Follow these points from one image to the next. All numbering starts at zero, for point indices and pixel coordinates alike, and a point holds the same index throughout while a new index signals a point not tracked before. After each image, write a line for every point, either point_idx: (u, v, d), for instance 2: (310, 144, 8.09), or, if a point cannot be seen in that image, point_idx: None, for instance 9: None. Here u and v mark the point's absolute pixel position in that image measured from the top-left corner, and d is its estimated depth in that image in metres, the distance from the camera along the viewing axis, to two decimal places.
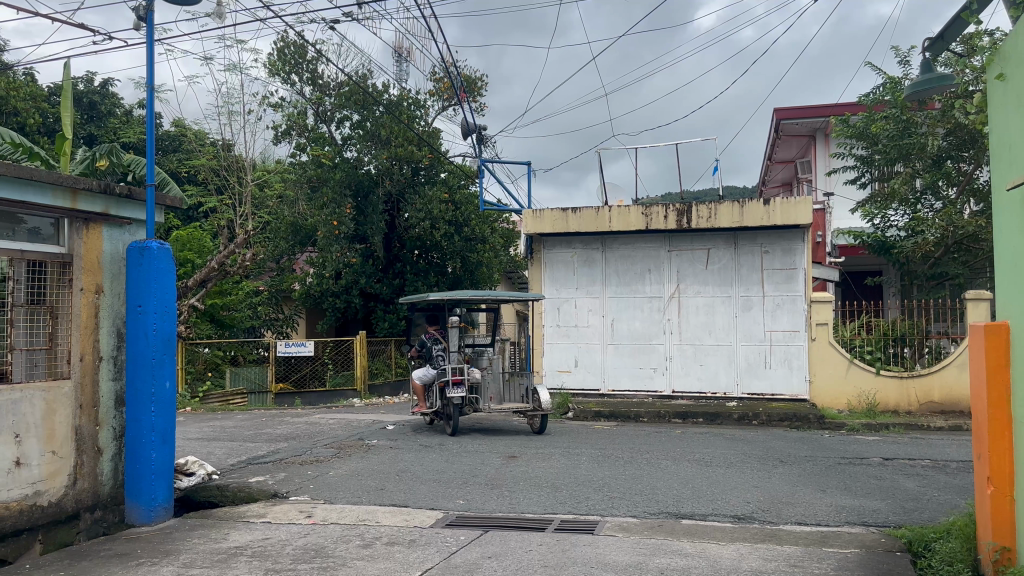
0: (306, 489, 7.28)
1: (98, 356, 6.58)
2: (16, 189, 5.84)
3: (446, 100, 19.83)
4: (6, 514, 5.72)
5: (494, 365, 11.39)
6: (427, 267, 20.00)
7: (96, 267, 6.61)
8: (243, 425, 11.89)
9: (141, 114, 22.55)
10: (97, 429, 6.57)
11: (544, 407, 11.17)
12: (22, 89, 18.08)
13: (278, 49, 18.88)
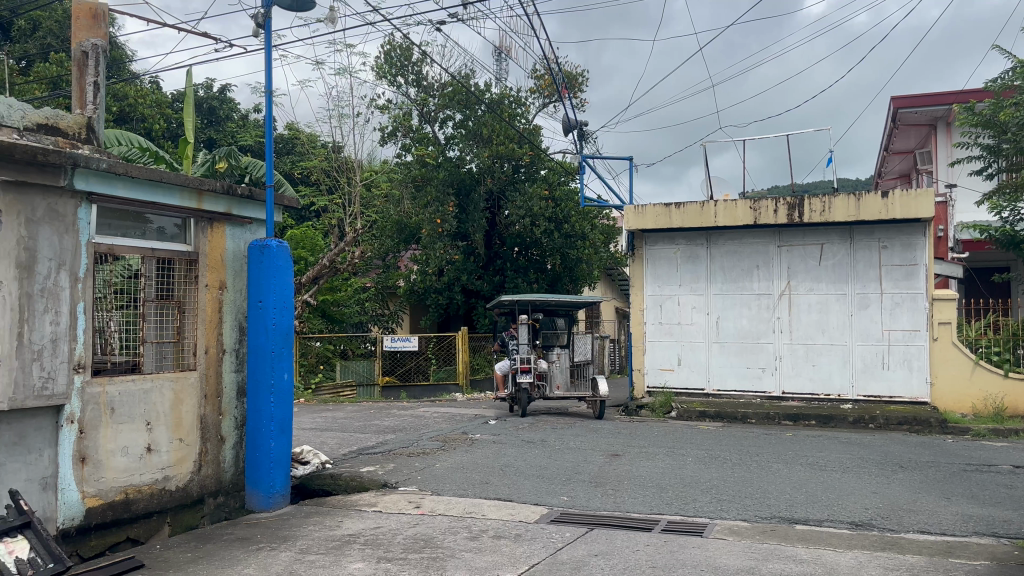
0: (413, 480, 7.45)
1: (222, 348, 6.93)
2: (147, 191, 6.23)
3: (547, 97, 19.84)
4: (139, 496, 6.11)
5: (562, 359, 13.49)
6: (527, 264, 19.99)
7: (220, 265, 6.96)
8: (352, 416, 12.27)
9: (256, 118, 23.55)
10: (220, 418, 6.92)
11: (602, 393, 13.11)
12: (149, 97, 19.17)
13: (385, 52, 19.37)
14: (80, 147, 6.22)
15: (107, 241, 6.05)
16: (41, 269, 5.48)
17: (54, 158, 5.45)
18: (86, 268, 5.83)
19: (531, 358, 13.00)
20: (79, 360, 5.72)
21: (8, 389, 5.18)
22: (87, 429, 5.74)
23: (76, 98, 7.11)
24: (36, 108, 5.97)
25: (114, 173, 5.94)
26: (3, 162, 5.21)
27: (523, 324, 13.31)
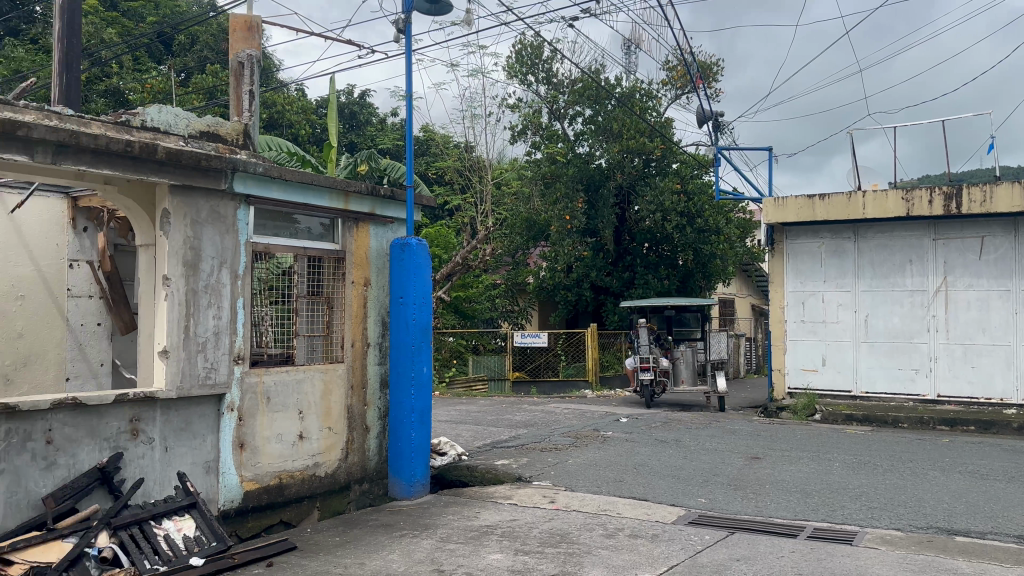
0: (548, 474, 7.50)
1: (367, 342, 7.24)
2: (299, 193, 6.60)
3: (679, 89, 19.47)
4: (292, 482, 6.46)
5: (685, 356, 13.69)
6: (657, 260, 19.57)
7: (365, 262, 7.28)
8: (485, 410, 12.49)
9: (393, 121, 24.36)
10: (365, 408, 7.23)
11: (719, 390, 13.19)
12: (295, 104, 20.20)
13: (516, 51, 19.59)
14: (239, 152, 6.65)
15: (263, 241, 6.46)
16: (205, 267, 5.94)
17: (215, 162, 5.87)
18: (244, 265, 6.25)
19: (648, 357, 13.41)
20: (238, 351, 6.15)
21: (176, 378, 5.67)
22: (246, 416, 6.15)
23: (233, 105, 7.50)
24: (199, 117, 6.41)
25: (269, 176, 6.32)
26: (173, 168, 5.69)
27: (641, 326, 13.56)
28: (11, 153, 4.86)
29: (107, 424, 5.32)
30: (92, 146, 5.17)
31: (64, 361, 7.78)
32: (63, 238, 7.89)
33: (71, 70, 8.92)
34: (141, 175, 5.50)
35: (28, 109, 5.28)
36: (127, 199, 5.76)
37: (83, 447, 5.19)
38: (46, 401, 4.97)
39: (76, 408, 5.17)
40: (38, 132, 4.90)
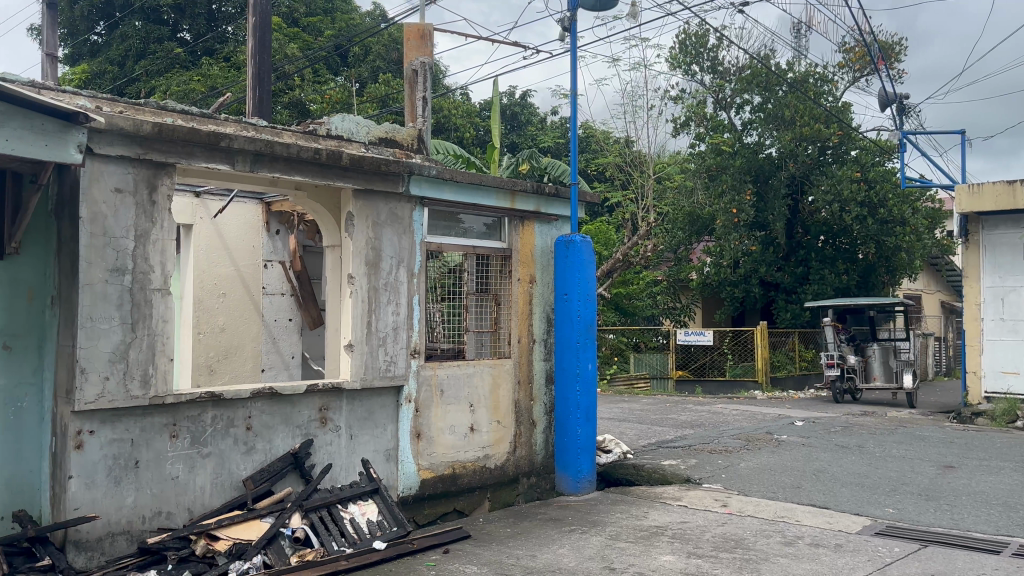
0: (719, 477, 7.31)
1: (532, 339, 7.43)
2: (470, 194, 6.90)
3: (857, 71, 18.38)
4: (464, 472, 6.83)
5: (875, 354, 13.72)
6: (835, 254, 18.58)
7: (530, 260, 7.45)
8: (649, 409, 12.33)
9: (554, 120, 24.52)
10: (532, 403, 7.43)
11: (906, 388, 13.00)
12: (460, 108, 20.76)
13: (679, 41, 19.21)
14: (414, 156, 6.96)
15: (436, 241, 6.86)
16: (385, 266, 6.41)
17: (394, 167, 6.32)
18: (419, 264, 6.68)
19: (832, 354, 13.79)
20: (416, 346, 6.60)
21: (360, 370, 6.20)
22: (422, 408, 6.60)
23: (408, 112, 8.11)
24: (377, 123, 6.79)
25: (442, 178, 6.68)
26: (356, 173, 6.19)
27: (826, 326, 14.10)
28: (215, 162, 5.45)
29: (299, 413, 5.92)
30: (285, 154, 5.71)
31: (260, 354, 8.51)
32: (259, 240, 8.58)
33: (263, 84, 9.65)
34: (328, 180, 6.03)
35: (228, 122, 5.88)
36: (316, 204, 6.30)
37: (277, 434, 5.81)
38: (247, 390, 5.60)
39: (272, 397, 5.77)
40: (238, 142, 5.47)
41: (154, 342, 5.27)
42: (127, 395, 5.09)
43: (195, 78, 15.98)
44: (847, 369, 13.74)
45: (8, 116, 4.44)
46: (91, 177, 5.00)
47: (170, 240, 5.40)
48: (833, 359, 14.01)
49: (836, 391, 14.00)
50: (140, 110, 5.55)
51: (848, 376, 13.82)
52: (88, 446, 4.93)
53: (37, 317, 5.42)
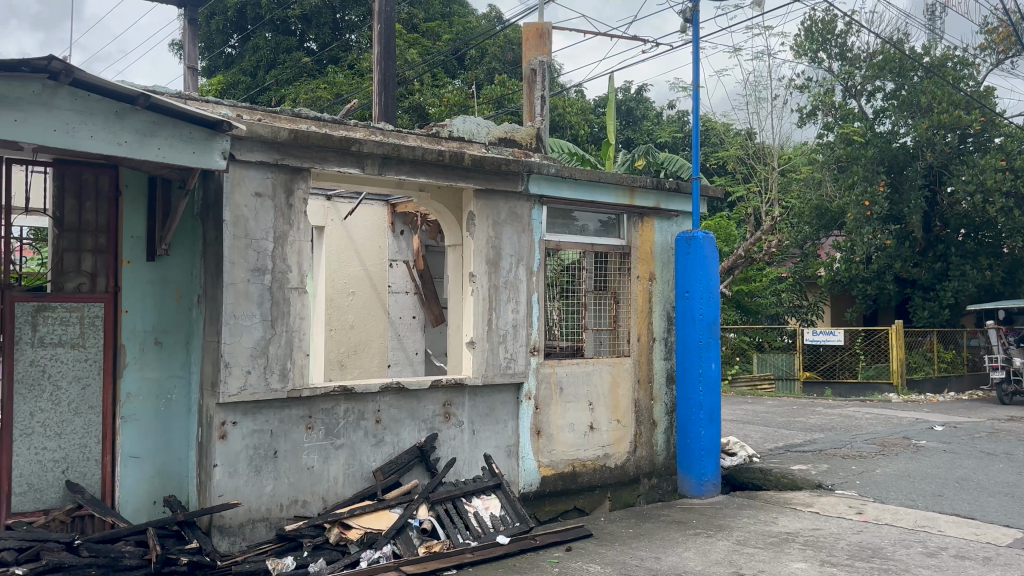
0: (852, 483, 7.00)
1: (652, 337, 7.36)
2: (589, 192, 6.92)
3: (1002, 52, 17.15)
4: (584, 471, 6.86)
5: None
6: (977, 249, 17.38)
7: (650, 257, 7.38)
8: (775, 411, 11.93)
9: (672, 115, 24.10)
10: (652, 403, 7.37)
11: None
12: (576, 106, 20.68)
13: (805, 28, 18.56)
14: (533, 155, 7.04)
15: (555, 239, 6.90)
16: (505, 264, 6.50)
17: (514, 166, 6.41)
18: (538, 262, 6.74)
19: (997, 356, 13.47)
20: (535, 343, 6.68)
21: (481, 366, 6.33)
22: (542, 405, 6.69)
23: (527, 111, 8.08)
24: (497, 124, 6.92)
25: (561, 176, 6.74)
26: (478, 173, 6.31)
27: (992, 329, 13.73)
28: (346, 166, 5.73)
29: (423, 407, 6.16)
30: (411, 156, 5.93)
31: (386, 350, 9.00)
32: (384, 240, 9.03)
33: (387, 90, 9.94)
34: (451, 181, 6.19)
35: (357, 127, 6.15)
36: (439, 204, 6.44)
37: (405, 428, 6.08)
38: (376, 385, 5.88)
39: (399, 392, 6.04)
40: (367, 146, 5.72)
41: (291, 339, 5.59)
42: (268, 388, 5.43)
43: (322, 86, 16.61)
44: (1013, 373, 13.34)
45: (160, 125, 4.78)
46: (233, 182, 5.33)
47: (306, 241, 5.70)
48: (1000, 362, 13.64)
49: (1004, 395, 13.61)
50: (277, 118, 5.87)
51: (1015, 380, 13.41)
52: (231, 436, 5.30)
53: (185, 314, 5.81)
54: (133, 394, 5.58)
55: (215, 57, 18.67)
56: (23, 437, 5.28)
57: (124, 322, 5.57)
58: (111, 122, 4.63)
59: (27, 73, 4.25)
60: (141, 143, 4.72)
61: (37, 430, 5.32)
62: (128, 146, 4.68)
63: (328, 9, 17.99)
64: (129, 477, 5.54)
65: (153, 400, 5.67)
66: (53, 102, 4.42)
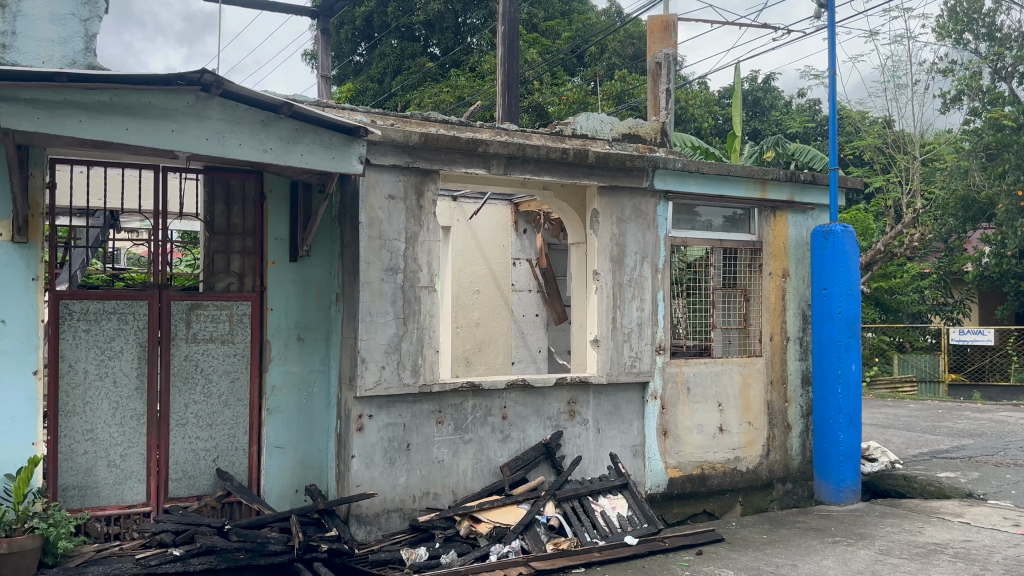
0: (1007, 494, 6.54)
1: (786, 336, 7.12)
2: (717, 186, 6.78)
3: None
4: (714, 473, 6.72)
5: None
6: None
7: (784, 253, 7.14)
8: (918, 415, 11.27)
9: (802, 103, 23.19)
10: (786, 405, 7.12)
11: None
12: (699, 98, 20.23)
13: (949, 8, 17.44)
14: (658, 151, 6.95)
15: (681, 235, 6.79)
16: (629, 261, 6.44)
17: (639, 162, 6.34)
18: (664, 259, 6.65)
19: None
20: (661, 342, 6.59)
21: (606, 364, 6.30)
22: (669, 405, 6.60)
23: (651, 105, 7.89)
24: (621, 120, 6.86)
25: (688, 171, 6.62)
26: (603, 170, 6.28)
27: None
28: (473, 166, 5.84)
29: (549, 405, 6.19)
30: (536, 155, 5.98)
31: (511, 348, 9.15)
32: (508, 239, 9.18)
33: (511, 91, 10.04)
34: (575, 178, 6.19)
35: (483, 128, 6.24)
36: (561, 202, 6.49)
37: (531, 425, 6.13)
38: (503, 381, 5.97)
39: (525, 389, 6.10)
40: (493, 147, 5.82)
41: (422, 335, 5.73)
42: (401, 383, 5.61)
43: (445, 89, 16.95)
44: None
45: (301, 132, 5.04)
46: (368, 185, 5.54)
47: (435, 241, 5.84)
48: None
49: None
50: (407, 122, 6.04)
51: None
52: (367, 429, 5.51)
53: (324, 312, 6.11)
54: (278, 387, 5.90)
55: (344, 65, 19.36)
56: (178, 427, 5.67)
57: (269, 320, 5.89)
58: (258, 131, 4.91)
59: (183, 87, 4.58)
60: (285, 150, 4.99)
61: (191, 421, 5.70)
62: (272, 153, 4.96)
63: (450, 14, 18.27)
64: (274, 465, 5.88)
65: (296, 393, 5.98)
66: (205, 112, 4.74)
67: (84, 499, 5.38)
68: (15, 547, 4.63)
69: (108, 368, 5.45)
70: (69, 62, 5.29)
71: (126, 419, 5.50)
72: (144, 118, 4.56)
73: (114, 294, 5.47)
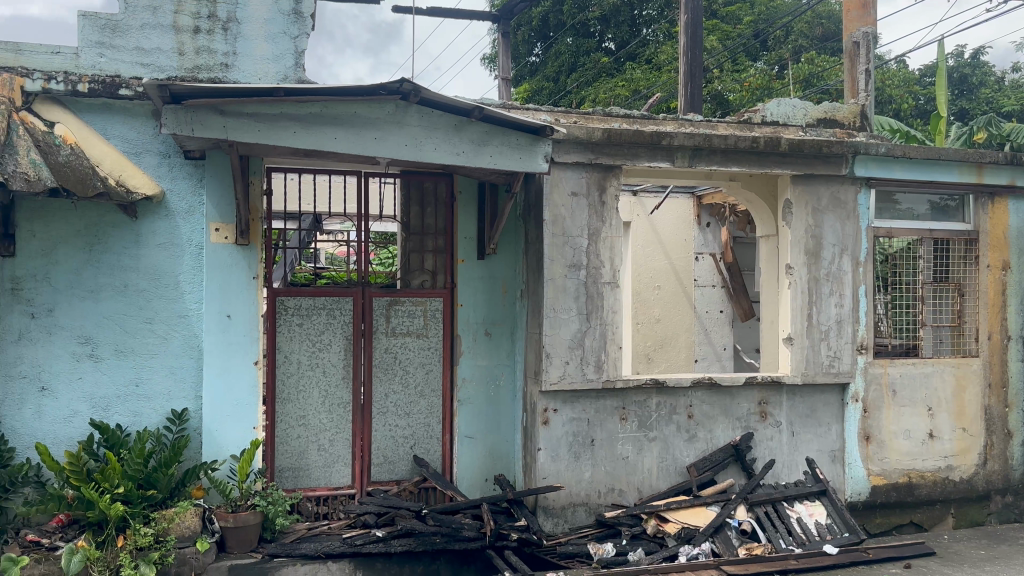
0: None
1: (1007, 335, 6.51)
2: (925, 171, 6.29)
3: None
4: (923, 482, 6.23)
5: None
6: None
7: (1003, 243, 6.54)
8: None
9: (1018, 77, 20.96)
10: (1007, 410, 6.48)
11: None
12: (896, 77, 18.80)
13: None
14: (857, 136, 6.53)
15: (885, 225, 6.33)
16: (826, 255, 6.10)
17: (837, 148, 5.98)
18: (866, 252, 6.23)
19: None
20: (862, 341, 6.19)
21: (801, 363, 5.99)
22: (872, 408, 6.18)
23: (849, 87, 7.53)
24: (816, 104, 6.51)
25: (892, 156, 6.17)
26: (796, 159, 5.99)
27: None
28: (657, 160, 5.76)
29: (738, 405, 5.98)
30: (723, 146, 5.80)
31: (693, 345, 9.08)
32: (690, 233, 9.09)
33: (694, 80, 9.81)
34: (766, 168, 5.94)
35: (667, 120, 6.12)
36: (749, 192, 6.26)
37: (719, 425, 5.95)
38: (689, 379, 5.83)
39: (712, 388, 5.93)
40: (678, 139, 5.72)
41: (605, 331, 5.71)
42: (585, 379, 5.62)
43: (621, 83, 16.82)
44: None
45: (491, 134, 5.17)
46: (553, 183, 5.59)
47: (618, 236, 5.78)
48: None
49: None
50: (590, 118, 6.04)
51: None
52: (553, 423, 5.58)
53: (510, 307, 6.24)
54: (468, 379, 6.10)
55: (521, 66, 19.67)
56: (379, 415, 6.00)
57: (459, 315, 6.10)
58: (451, 135, 5.10)
59: (384, 96, 4.83)
60: (475, 152, 5.14)
61: (390, 410, 6.02)
62: (464, 155, 5.12)
63: (626, 7, 18.07)
64: (464, 455, 6.08)
65: (485, 385, 6.16)
66: (404, 119, 4.98)
67: (297, 480, 5.82)
68: (239, 522, 5.12)
69: (318, 359, 5.87)
70: (281, 78, 5.73)
71: (334, 407, 5.90)
72: (349, 127, 4.87)
73: (323, 291, 5.86)
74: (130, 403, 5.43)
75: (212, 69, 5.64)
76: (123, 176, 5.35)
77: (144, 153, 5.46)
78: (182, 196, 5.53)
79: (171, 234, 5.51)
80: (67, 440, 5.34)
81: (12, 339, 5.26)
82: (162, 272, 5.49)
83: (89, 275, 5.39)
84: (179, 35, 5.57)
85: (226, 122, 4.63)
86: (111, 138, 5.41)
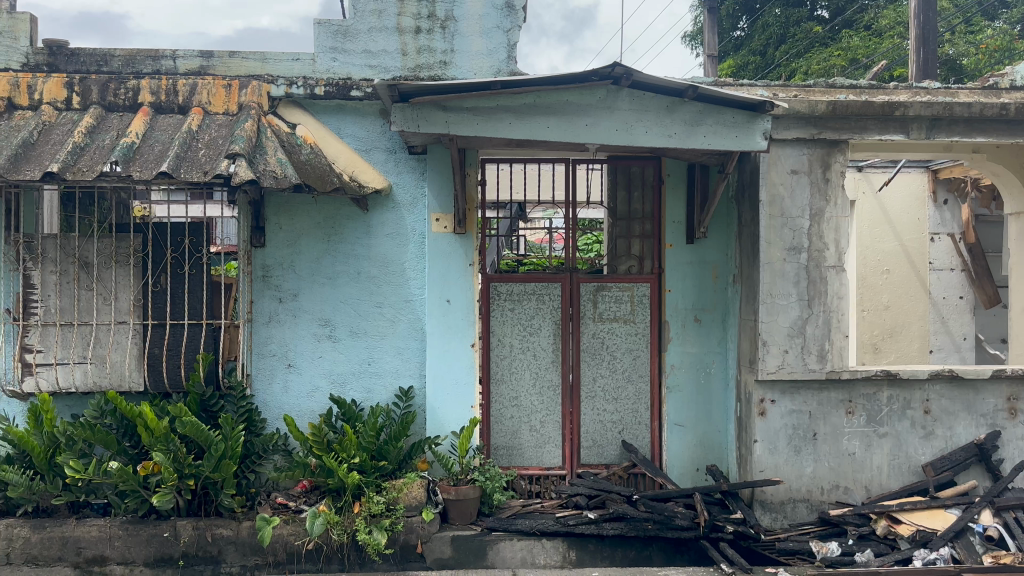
0: None
1: None
2: None
3: None
4: None
5: None
6: None
7: None
8: None
9: None
10: None
11: None
12: None
13: None
14: None
15: None
16: None
17: None
18: None
19: None
20: None
21: None
22: None
23: None
24: None
25: None
26: None
27: None
28: (889, 133, 5.38)
29: (983, 401, 5.49)
30: (966, 114, 5.34)
31: (929, 335, 8.56)
32: (924, 212, 8.55)
33: (927, 45, 9.02)
34: (1017, 136, 5.40)
35: (899, 89, 5.58)
36: (996, 165, 5.72)
37: (960, 422, 5.48)
38: (925, 371, 5.40)
39: (952, 380, 5.45)
40: (914, 109, 5.32)
41: (829, 319, 5.41)
42: (805, 368, 5.36)
43: (837, 53, 15.78)
44: None
45: (705, 114, 5.02)
46: (771, 161, 5.36)
47: (845, 216, 5.42)
48: None
49: None
50: (810, 90, 5.69)
51: None
52: (771, 414, 5.37)
53: (722, 293, 6.06)
54: (677, 365, 6.01)
55: (724, 42, 18.84)
56: (588, 399, 6.07)
57: (667, 301, 6.01)
58: (663, 116, 5.01)
59: (596, 82, 4.85)
60: (689, 133, 5.02)
61: (598, 394, 6.07)
62: (677, 137, 5.02)
63: None
64: (675, 442, 6.02)
65: (695, 372, 6.03)
66: (615, 104, 4.98)
67: (511, 458, 6.04)
68: (460, 495, 5.36)
69: (530, 343, 6.03)
70: (495, 71, 5.92)
71: (544, 389, 6.04)
72: (562, 115, 4.94)
73: (534, 277, 6.01)
74: (364, 380, 5.88)
75: (432, 67, 5.92)
76: (355, 171, 5.75)
77: (373, 149, 5.84)
78: (407, 189, 5.86)
79: (398, 225, 5.87)
80: (311, 413, 5.87)
81: (262, 322, 5.83)
82: (389, 261, 5.87)
83: (327, 263, 5.86)
84: (402, 36, 5.89)
85: (448, 118, 4.85)
86: (345, 136, 5.84)
